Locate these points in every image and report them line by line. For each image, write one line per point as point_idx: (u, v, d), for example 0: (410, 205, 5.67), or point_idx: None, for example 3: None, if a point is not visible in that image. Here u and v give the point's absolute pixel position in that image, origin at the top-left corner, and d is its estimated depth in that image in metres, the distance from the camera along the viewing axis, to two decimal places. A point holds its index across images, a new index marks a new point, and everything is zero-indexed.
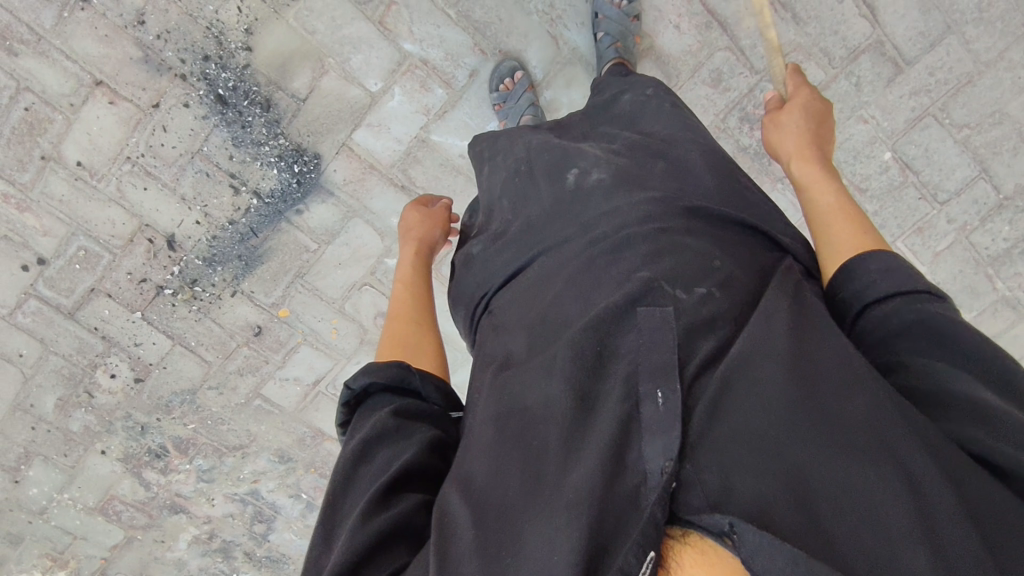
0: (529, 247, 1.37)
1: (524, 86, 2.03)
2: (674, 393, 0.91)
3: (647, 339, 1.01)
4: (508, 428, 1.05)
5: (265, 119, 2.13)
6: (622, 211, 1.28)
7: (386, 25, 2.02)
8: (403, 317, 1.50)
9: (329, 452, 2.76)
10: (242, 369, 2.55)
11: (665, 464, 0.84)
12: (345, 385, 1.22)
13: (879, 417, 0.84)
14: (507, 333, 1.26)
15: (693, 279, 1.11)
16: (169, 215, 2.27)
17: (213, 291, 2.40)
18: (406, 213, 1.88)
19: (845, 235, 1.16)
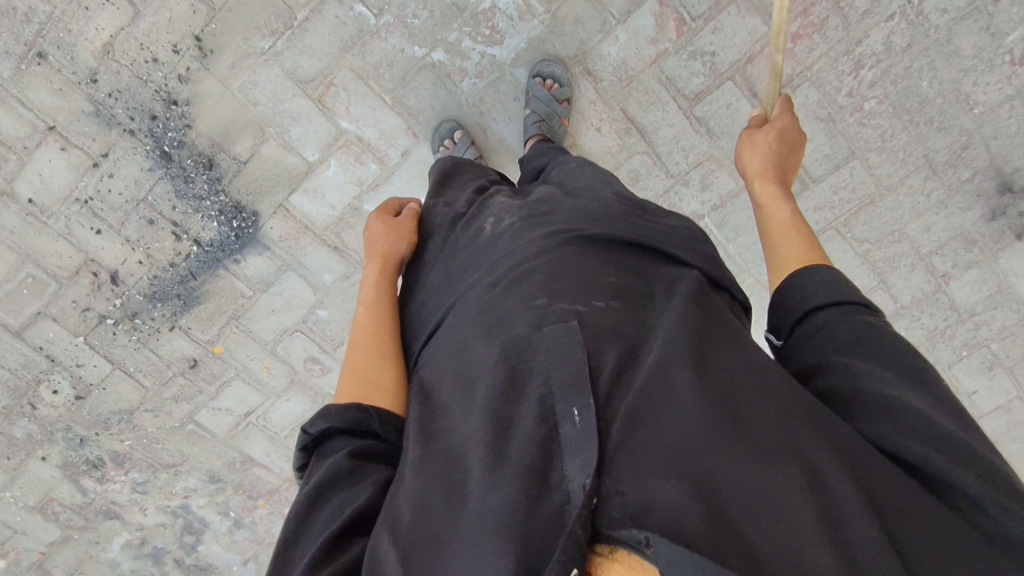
0: (445, 298, 1.44)
1: (465, 144, 2.09)
2: (588, 407, 0.97)
3: (555, 357, 1.07)
4: (435, 452, 1.09)
5: (206, 177, 2.27)
6: (524, 245, 1.36)
7: (325, 103, 2.16)
8: (365, 349, 1.42)
9: (258, 476, 2.93)
10: (176, 396, 2.71)
11: (586, 481, 0.88)
12: (302, 429, 1.22)
13: (785, 423, 0.94)
14: (435, 372, 1.27)
15: (587, 297, 1.18)
16: (114, 253, 2.41)
17: (152, 324, 2.55)
18: (371, 223, 1.72)
19: (798, 249, 1.30)
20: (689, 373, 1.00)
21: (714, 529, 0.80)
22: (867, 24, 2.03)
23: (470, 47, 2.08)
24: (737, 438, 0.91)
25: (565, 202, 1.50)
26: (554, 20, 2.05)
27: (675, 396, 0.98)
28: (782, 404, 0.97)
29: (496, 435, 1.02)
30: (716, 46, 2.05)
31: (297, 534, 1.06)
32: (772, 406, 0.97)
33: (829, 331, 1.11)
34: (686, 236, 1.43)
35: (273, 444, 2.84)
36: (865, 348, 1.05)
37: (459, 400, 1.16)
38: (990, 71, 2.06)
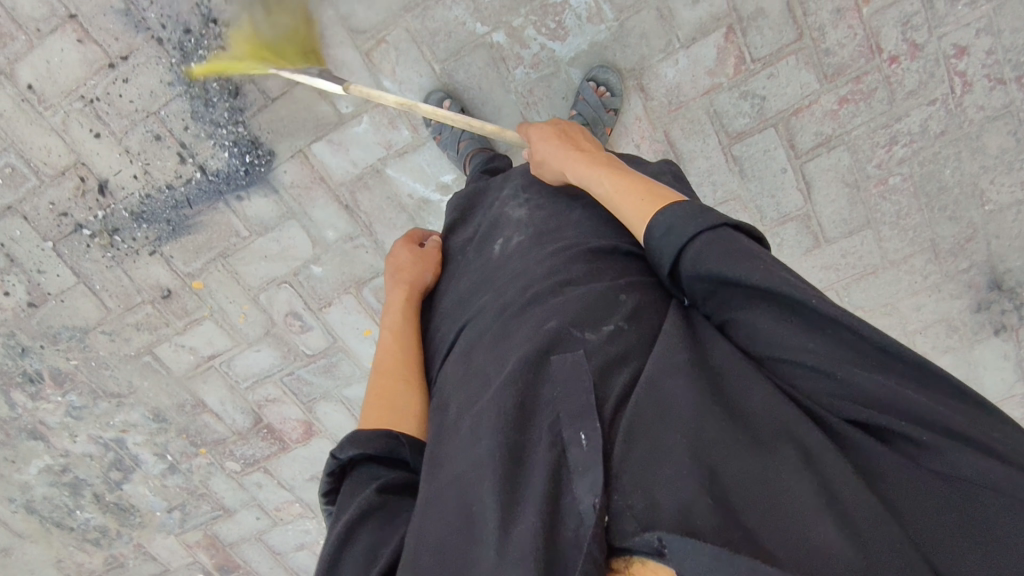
0: (460, 311, 1.46)
1: (453, 114, 2.07)
2: (595, 433, 1.02)
3: (563, 388, 1.10)
4: (452, 455, 1.16)
5: (229, 104, 2.16)
6: (534, 267, 1.36)
7: (372, 58, 2.09)
8: (392, 376, 1.43)
9: (206, 423, 2.79)
10: (139, 324, 2.56)
11: (595, 504, 0.95)
12: (331, 455, 1.25)
13: (774, 417, 1.01)
14: (449, 384, 1.31)
15: (597, 322, 1.20)
16: (108, 162, 2.26)
17: (132, 245, 2.40)
18: (396, 247, 1.69)
19: (633, 204, 1.28)
20: (685, 389, 1.05)
21: (724, 528, 0.88)
22: (910, 103, 2.09)
23: (533, 36, 2.04)
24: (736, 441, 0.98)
25: (573, 209, 1.50)
26: (621, 29, 2.03)
27: (673, 409, 1.03)
28: (765, 399, 1.04)
29: (509, 452, 1.07)
30: (768, 92, 2.08)
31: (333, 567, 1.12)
32: (768, 402, 1.03)
33: (703, 267, 1.11)
34: None
35: (230, 393, 2.72)
36: (793, 312, 1.04)
37: (470, 412, 1.18)
38: (1008, 173, 2.18)
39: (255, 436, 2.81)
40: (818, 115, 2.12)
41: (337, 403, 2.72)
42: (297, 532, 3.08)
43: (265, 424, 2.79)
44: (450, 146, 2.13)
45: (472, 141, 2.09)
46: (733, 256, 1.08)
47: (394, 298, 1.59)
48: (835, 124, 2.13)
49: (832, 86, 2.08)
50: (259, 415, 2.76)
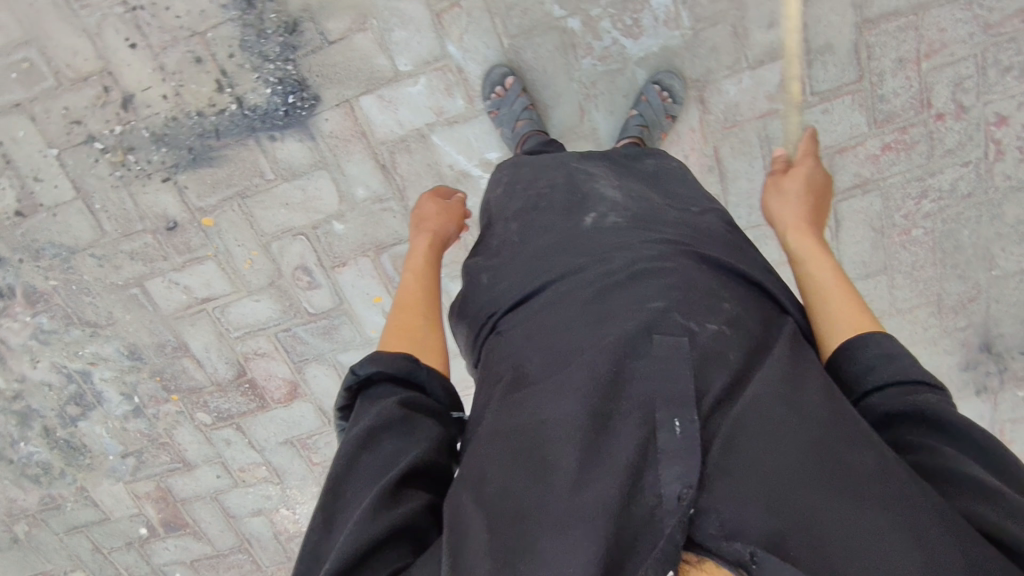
0: (533, 276, 1.34)
1: (516, 92, 2.03)
2: (692, 423, 0.95)
3: (662, 367, 1.04)
4: (518, 424, 1.08)
5: (283, 39, 2.08)
6: (639, 249, 1.28)
7: (442, 21, 2.05)
8: (414, 311, 1.41)
9: (184, 369, 2.63)
10: (134, 253, 2.40)
11: (683, 491, 0.89)
12: (351, 368, 1.21)
13: (885, 474, 0.92)
14: (524, 341, 1.23)
15: (701, 316, 1.14)
16: (138, 76, 2.13)
17: (145, 168, 2.25)
18: (422, 200, 1.76)
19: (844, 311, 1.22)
20: (803, 400, 1.02)
21: (808, 556, 0.83)
22: (946, 161, 2.18)
23: (607, 29, 2.04)
24: (836, 473, 0.92)
25: (673, 212, 1.43)
26: (694, 38, 2.05)
27: (777, 427, 0.97)
28: (879, 457, 0.94)
29: (595, 423, 1.01)
30: (821, 125, 2.13)
31: (350, 468, 1.07)
32: (879, 451, 0.96)
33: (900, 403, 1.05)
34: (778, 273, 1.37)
35: (217, 341, 2.56)
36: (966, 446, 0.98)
37: (553, 381, 1.11)
38: (1018, 243, 2.29)
39: (235, 390, 2.66)
40: (861, 157, 2.18)
41: (328, 368, 2.61)
42: (257, 497, 2.93)
43: (248, 378, 2.64)
44: (506, 125, 2.06)
45: (529, 122, 2.04)
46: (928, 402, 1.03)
47: (419, 245, 1.62)
48: (875, 168, 2.20)
49: (880, 132, 2.14)
50: (244, 368, 2.62)
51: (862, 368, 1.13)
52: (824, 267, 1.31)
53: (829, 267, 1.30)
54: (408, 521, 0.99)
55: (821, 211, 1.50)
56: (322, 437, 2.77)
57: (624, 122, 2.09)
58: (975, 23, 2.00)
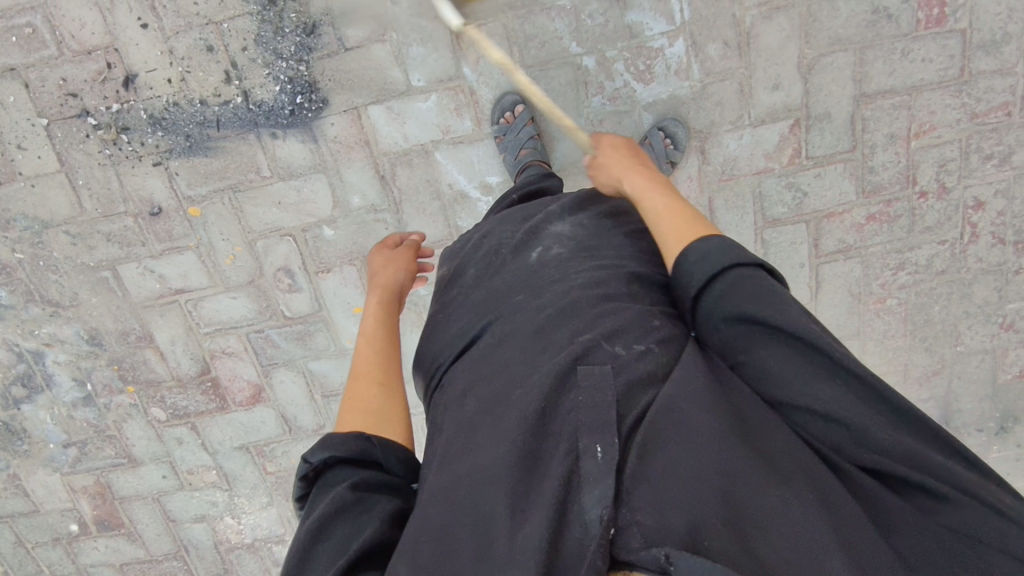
0: (474, 315, 1.33)
1: (524, 120, 2.07)
2: (613, 446, 0.95)
3: (586, 397, 1.04)
4: (456, 466, 1.07)
5: (299, 40, 2.06)
6: (575, 280, 1.27)
7: (461, 43, 2.07)
8: (366, 381, 1.34)
9: (145, 361, 2.52)
10: (111, 235, 2.32)
11: (604, 514, 0.88)
12: (302, 458, 1.16)
13: (790, 452, 1.00)
14: (465, 388, 1.20)
15: (630, 341, 1.14)
16: (144, 56, 2.09)
17: (137, 149, 2.19)
18: (373, 256, 1.77)
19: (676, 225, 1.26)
20: (719, 406, 1.02)
21: (732, 543, 0.86)
22: (924, 237, 2.27)
23: (620, 71, 2.09)
24: (752, 458, 0.96)
25: (618, 232, 1.42)
26: (702, 91, 2.10)
27: (695, 430, 0.97)
28: (782, 439, 1.01)
29: (524, 460, 1.01)
30: (811, 189, 2.21)
31: (305, 562, 1.02)
32: (785, 438, 1.02)
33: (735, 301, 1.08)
34: None
35: (185, 335, 2.47)
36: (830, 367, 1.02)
37: (486, 424, 1.10)
38: (983, 323, 2.39)
39: (196, 388, 2.56)
40: (846, 224, 2.26)
41: (297, 375, 2.53)
42: (202, 502, 2.79)
43: (211, 377, 2.54)
44: (509, 150, 2.09)
45: (533, 151, 2.07)
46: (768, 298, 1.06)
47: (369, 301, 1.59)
48: (858, 236, 2.28)
49: (866, 202, 2.23)
50: (208, 365, 2.52)
51: (693, 264, 1.15)
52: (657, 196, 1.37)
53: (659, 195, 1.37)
54: None
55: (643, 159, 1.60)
56: (280, 446, 2.67)
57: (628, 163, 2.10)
58: (963, 111, 2.11)
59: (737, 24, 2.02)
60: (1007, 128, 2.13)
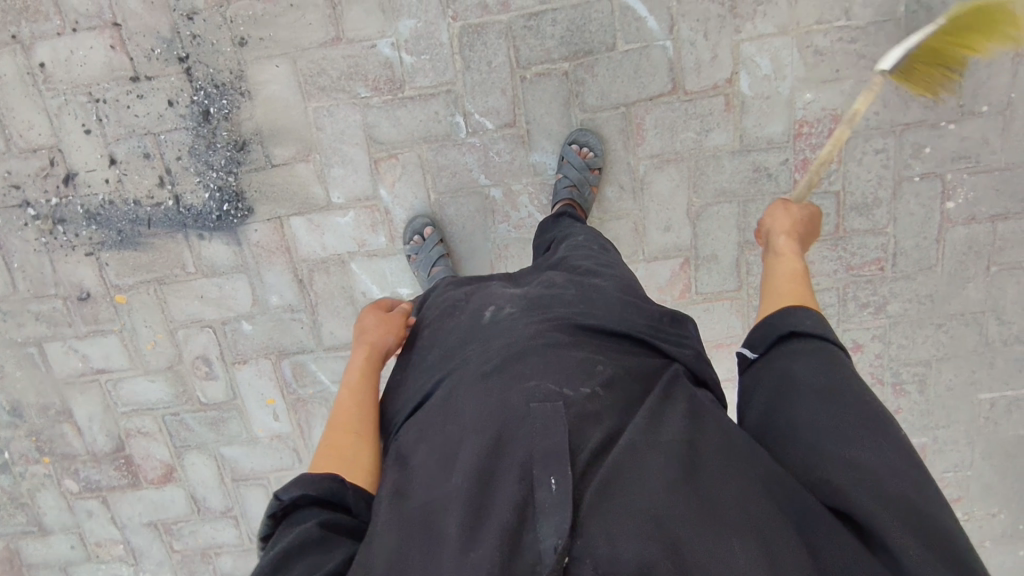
0: (432, 371, 1.34)
1: (433, 242, 2.20)
2: (567, 477, 0.96)
3: (539, 431, 1.03)
4: (413, 508, 1.06)
5: (229, 154, 2.23)
6: (518, 330, 1.29)
7: (378, 167, 2.23)
8: (343, 426, 1.28)
9: (63, 435, 2.60)
10: (40, 315, 2.44)
11: (558, 543, 0.88)
12: (273, 494, 1.11)
13: (749, 504, 0.98)
14: (420, 437, 1.19)
15: (575, 381, 1.14)
16: (85, 158, 2.25)
17: (71, 240, 2.34)
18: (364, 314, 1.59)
19: (787, 294, 1.33)
20: (680, 458, 1.02)
21: None
22: None
23: (525, 203, 2.25)
24: (710, 511, 0.96)
25: (570, 288, 1.45)
26: (601, 225, 2.27)
27: (649, 478, 0.98)
28: (741, 491, 0.99)
29: (477, 496, 0.99)
30: (701, 321, 2.36)
31: None
32: (746, 488, 1.00)
33: (801, 364, 1.15)
34: (676, 336, 1.38)
35: (103, 412, 2.56)
36: (848, 417, 1.06)
37: (442, 463, 1.10)
38: None
39: (110, 463, 2.63)
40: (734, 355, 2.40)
41: (209, 458, 2.61)
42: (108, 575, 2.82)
43: (124, 454, 2.62)
44: (423, 268, 2.20)
45: (445, 267, 2.18)
46: (831, 366, 1.13)
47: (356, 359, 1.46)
48: None
49: None
50: (123, 443, 2.60)
51: (787, 321, 1.23)
52: (791, 266, 1.43)
53: (794, 268, 1.42)
54: None
55: (813, 234, 1.58)
56: (188, 525, 2.72)
57: (554, 186, 2.17)
58: (839, 263, 2.27)
59: (631, 171, 2.20)
60: (881, 281, 2.29)
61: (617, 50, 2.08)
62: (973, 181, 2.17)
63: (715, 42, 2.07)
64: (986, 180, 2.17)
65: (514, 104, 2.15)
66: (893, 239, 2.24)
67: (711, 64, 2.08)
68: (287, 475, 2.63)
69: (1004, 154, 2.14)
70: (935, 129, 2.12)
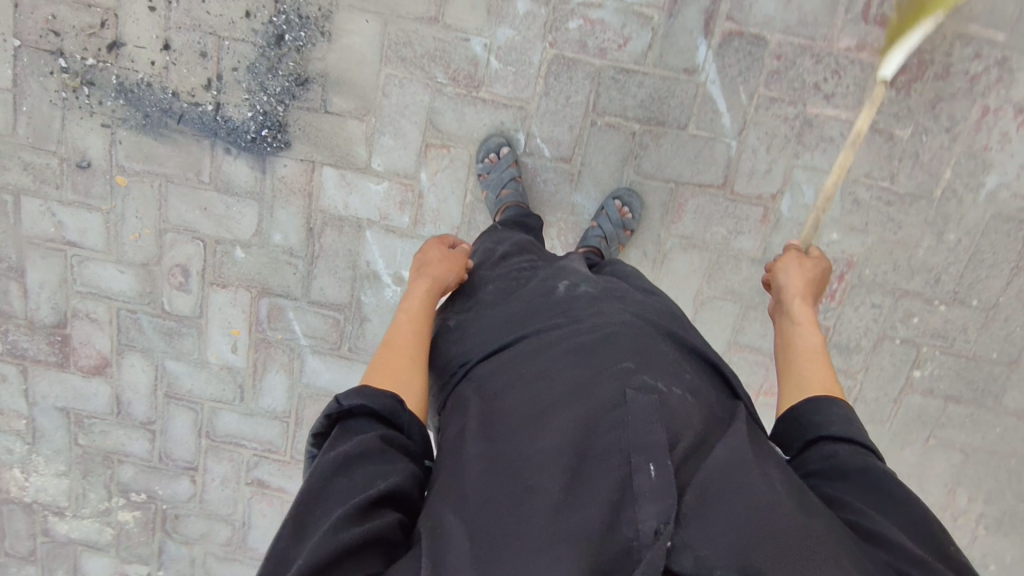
0: (508, 335, 1.42)
1: (508, 163, 2.16)
2: (666, 466, 1.03)
3: (643, 419, 1.11)
4: (504, 458, 1.15)
5: (286, 85, 2.18)
6: (611, 320, 1.38)
7: (427, 153, 2.24)
8: (401, 353, 1.38)
9: (5, 291, 2.47)
10: (28, 166, 2.32)
11: (660, 527, 0.96)
12: (334, 397, 1.20)
13: (835, 534, 1.01)
14: (504, 386, 1.30)
15: (666, 381, 1.23)
16: (140, 33, 2.17)
17: (91, 106, 2.23)
18: (428, 246, 1.74)
19: (814, 375, 1.38)
20: (773, 477, 1.09)
21: None
22: None
23: (552, 236, 2.30)
24: (802, 534, 0.99)
25: (640, 297, 1.55)
26: None
27: (744, 489, 1.04)
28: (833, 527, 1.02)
29: (578, 465, 1.08)
30: None
31: (323, 489, 1.08)
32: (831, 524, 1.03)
33: (839, 454, 1.18)
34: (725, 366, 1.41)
35: (57, 284, 2.45)
36: (887, 501, 1.09)
37: (533, 419, 1.20)
38: None
39: (45, 336, 2.52)
40: None
41: (149, 365, 2.53)
42: None
43: (63, 333, 2.51)
44: (491, 188, 2.16)
45: (515, 191, 2.15)
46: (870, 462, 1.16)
47: (416, 287, 1.59)
48: None
49: None
50: (66, 321, 2.49)
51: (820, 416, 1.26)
52: (813, 338, 1.48)
53: (815, 340, 1.47)
54: (370, 535, 1.02)
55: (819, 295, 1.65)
56: (101, 423, 2.63)
57: (585, 232, 2.22)
58: None
59: (658, 242, 2.28)
60: None
61: (687, 131, 2.18)
62: (942, 360, 2.36)
63: (774, 157, 2.18)
64: (953, 363, 2.36)
65: (576, 142, 2.21)
66: (858, 385, 2.40)
67: (764, 176, 2.20)
68: (222, 408, 2.58)
69: (976, 345, 2.34)
70: (928, 304, 2.30)
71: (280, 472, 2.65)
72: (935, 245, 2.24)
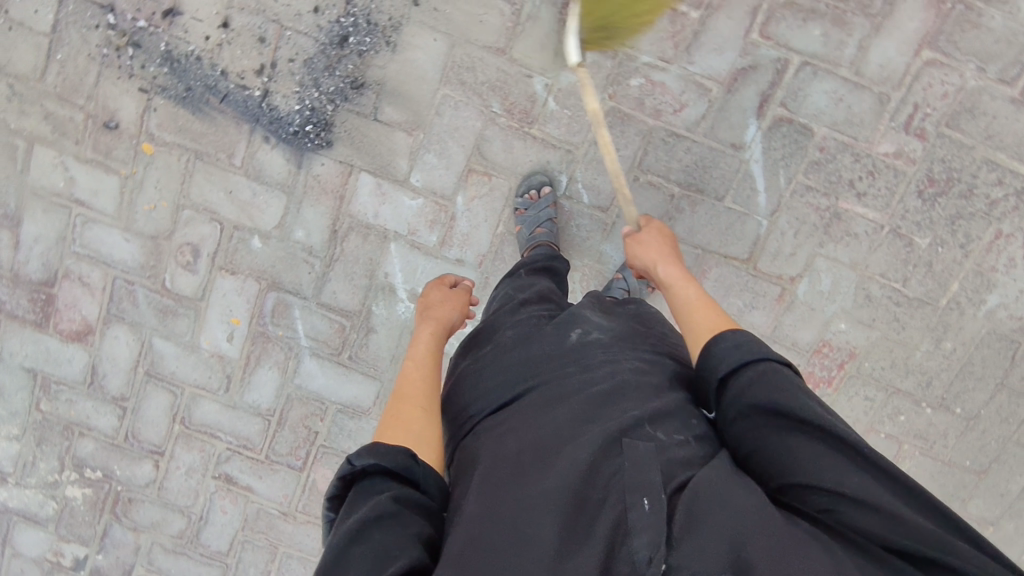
0: (517, 378, 1.39)
1: (547, 203, 2.16)
2: (658, 501, 1.07)
3: (638, 461, 1.14)
4: (504, 501, 1.13)
5: (341, 86, 2.16)
6: (619, 362, 1.37)
7: (468, 178, 2.23)
8: (410, 401, 1.34)
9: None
10: (49, 115, 2.21)
11: (653, 555, 1.01)
12: (346, 458, 1.15)
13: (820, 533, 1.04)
14: (506, 431, 1.27)
15: (670, 430, 1.22)
16: (200, 6, 2.13)
17: (132, 68, 2.16)
18: (429, 289, 1.80)
19: (703, 322, 1.43)
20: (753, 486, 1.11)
21: None
22: None
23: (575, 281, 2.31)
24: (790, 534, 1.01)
25: (657, 332, 1.52)
26: None
27: (728, 501, 1.06)
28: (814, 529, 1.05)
29: (577, 504, 1.11)
30: None
31: (340, 560, 1.04)
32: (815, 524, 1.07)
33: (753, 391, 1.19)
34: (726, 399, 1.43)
35: (54, 241, 2.33)
36: (830, 440, 1.11)
37: (535, 462, 1.19)
38: None
39: (30, 292, 2.39)
40: None
41: (135, 340, 2.42)
42: None
43: (50, 292, 2.38)
44: (527, 226, 2.16)
45: (550, 231, 2.16)
46: (788, 391, 1.17)
47: (421, 333, 1.60)
48: None
49: None
50: (55, 281, 2.37)
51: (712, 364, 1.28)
52: (687, 290, 1.55)
53: (690, 290, 1.54)
54: None
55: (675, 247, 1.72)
56: (69, 392, 2.49)
57: (610, 283, 2.24)
58: None
59: None
60: None
61: (723, 203, 2.24)
62: (920, 460, 2.47)
63: (800, 243, 2.26)
64: (929, 464, 2.47)
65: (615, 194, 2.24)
66: None
67: (787, 259, 2.28)
68: (202, 396, 2.47)
69: (952, 451, 2.45)
70: (916, 405, 2.40)
71: (250, 471, 2.54)
72: (932, 350, 2.35)
